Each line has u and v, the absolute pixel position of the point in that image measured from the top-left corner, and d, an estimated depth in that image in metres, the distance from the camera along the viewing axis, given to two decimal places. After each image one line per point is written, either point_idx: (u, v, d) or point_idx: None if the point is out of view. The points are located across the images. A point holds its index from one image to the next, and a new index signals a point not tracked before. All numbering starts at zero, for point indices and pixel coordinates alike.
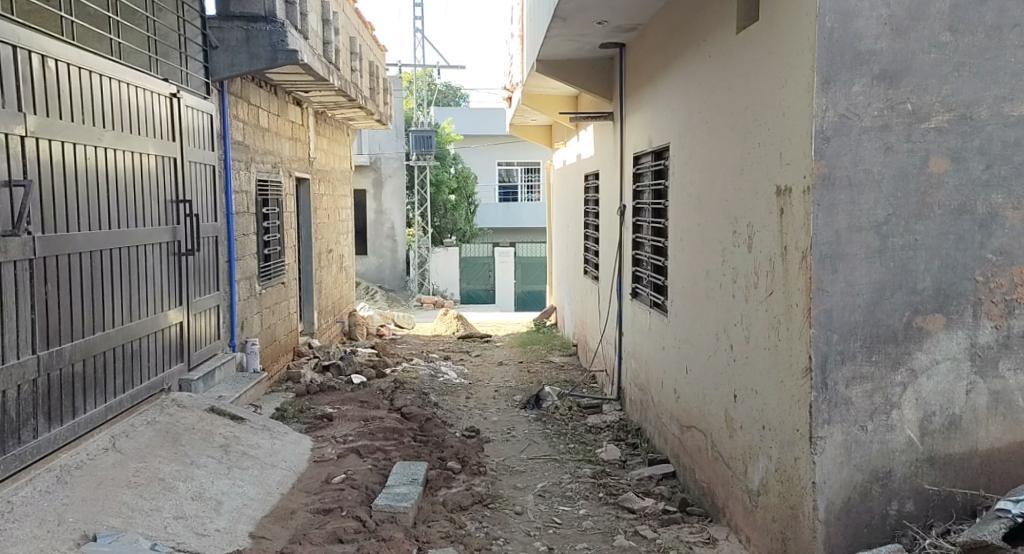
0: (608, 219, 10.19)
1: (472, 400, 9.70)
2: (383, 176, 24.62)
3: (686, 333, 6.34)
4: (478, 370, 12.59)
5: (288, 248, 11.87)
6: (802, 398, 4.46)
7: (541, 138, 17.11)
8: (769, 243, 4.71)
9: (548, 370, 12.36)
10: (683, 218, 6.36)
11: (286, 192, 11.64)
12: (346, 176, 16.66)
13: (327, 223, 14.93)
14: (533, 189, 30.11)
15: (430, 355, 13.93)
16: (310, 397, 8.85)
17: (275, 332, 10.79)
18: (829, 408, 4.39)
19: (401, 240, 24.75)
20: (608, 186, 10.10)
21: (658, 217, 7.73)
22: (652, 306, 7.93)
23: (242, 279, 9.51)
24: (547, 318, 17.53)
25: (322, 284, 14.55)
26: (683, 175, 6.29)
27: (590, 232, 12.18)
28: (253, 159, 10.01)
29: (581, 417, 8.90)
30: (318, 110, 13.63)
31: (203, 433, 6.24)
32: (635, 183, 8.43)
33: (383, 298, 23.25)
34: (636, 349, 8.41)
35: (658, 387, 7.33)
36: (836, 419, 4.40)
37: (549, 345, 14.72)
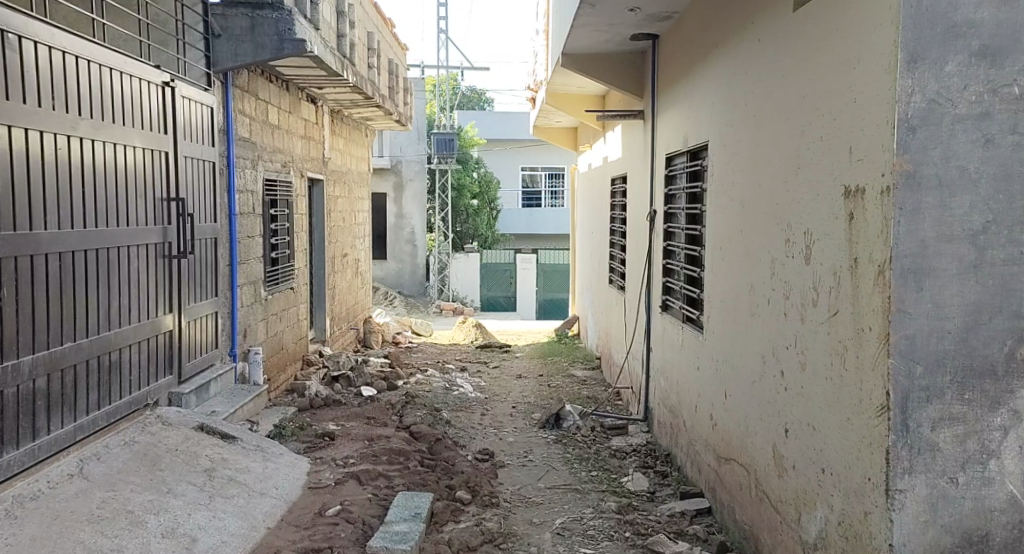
0: (636, 226, 9.53)
1: (488, 418, 9.06)
2: (404, 180, 24.12)
3: (725, 353, 5.68)
4: (496, 383, 11.93)
5: (299, 251, 11.26)
6: (875, 442, 3.78)
7: (567, 141, 16.47)
8: (832, 254, 4.05)
9: (571, 385, 11.69)
10: (724, 225, 5.71)
11: (298, 193, 11.04)
12: (363, 178, 16.07)
13: (343, 227, 14.33)
14: (557, 194, 29.46)
15: (446, 365, 13.29)
16: (313, 411, 8.23)
17: (280, 341, 10.19)
18: (910, 455, 3.71)
19: (421, 245, 24.20)
20: (637, 190, 9.44)
21: (694, 224, 7.10)
22: (685, 321, 7.29)
23: (245, 284, 8.87)
24: (570, 328, 16.86)
25: (336, 290, 13.96)
26: (724, 178, 5.63)
27: (617, 239, 11.53)
28: (264, 157, 9.39)
29: (606, 440, 8.26)
30: (333, 109, 13.02)
31: (185, 456, 5.65)
32: (669, 187, 7.81)
33: (401, 304, 22.69)
34: (667, 368, 7.76)
35: (693, 411, 6.67)
36: (918, 469, 3.72)
37: (571, 357, 14.05)
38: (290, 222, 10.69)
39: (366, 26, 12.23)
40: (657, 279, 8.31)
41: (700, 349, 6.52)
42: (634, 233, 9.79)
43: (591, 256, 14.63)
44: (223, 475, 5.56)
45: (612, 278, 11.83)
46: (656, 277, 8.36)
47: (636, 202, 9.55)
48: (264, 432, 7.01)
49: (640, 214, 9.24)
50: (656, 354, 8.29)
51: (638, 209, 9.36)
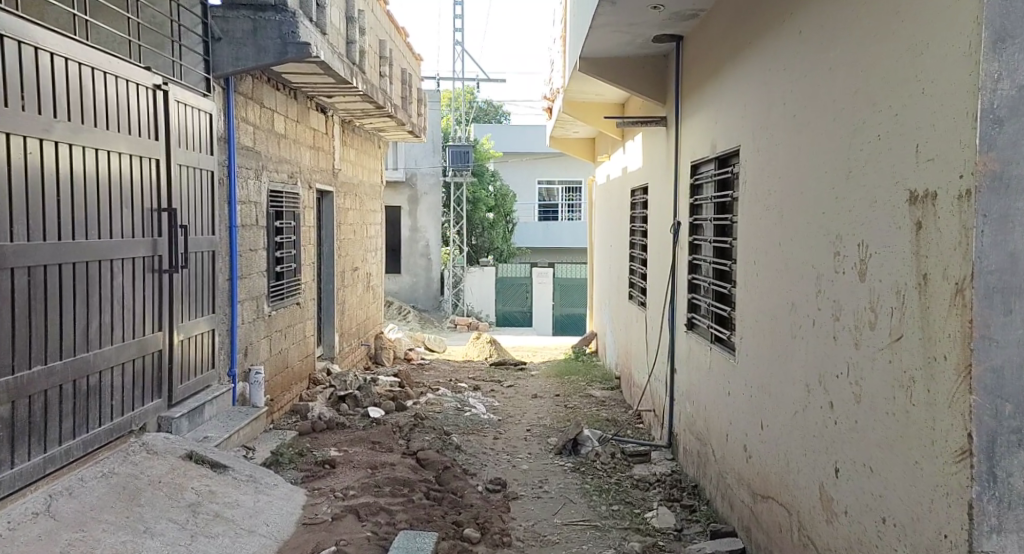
0: (659, 239, 9.06)
1: (500, 443, 8.56)
2: (418, 194, 23.70)
3: (765, 378, 5.19)
4: (510, 404, 11.44)
5: (306, 266, 10.80)
6: (952, 492, 3.27)
7: (585, 152, 16.01)
8: (895, 269, 3.55)
9: (588, 406, 11.17)
10: (760, 238, 5.22)
11: (307, 205, 10.56)
12: (375, 189, 15.63)
13: (354, 240, 13.86)
14: (574, 208, 28.99)
15: (459, 384, 12.80)
16: (315, 435, 7.76)
17: (285, 359, 9.73)
18: (998, 510, 3.18)
19: (435, 259, 23.79)
20: (659, 201, 8.96)
21: (722, 237, 6.66)
22: (712, 342, 6.87)
23: (247, 299, 8.30)
24: (588, 345, 16.34)
25: (346, 305, 13.51)
26: (760, 186, 5.14)
27: (637, 253, 11.03)
28: (270, 167, 8.89)
29: (627, 468, 7.83)
30: (344, 120, 12.57)
31: (169, 488, 5.19)
32: (693, 197, 7.40)
33: (415, 320, 22.26)
34: (696, 390, 7.28)
35: (727, 438, 6.19)
36: (1008, 527, 3.18)
37: (589, 376, 13.54)
38: (298, 235, 10.20)
39: (378, 34, 11.78)
40: (682, 295, 7.81)
41: (733, 372, 6.03)
42: (656, 246, 9.30)
43: (609, 270, 14.14)
44: (208, 511, 5.11)
45: (632, 293, 11.34)
46: (681, 293, 7.88)
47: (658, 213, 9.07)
48: (261, 459, 6.54)
49: (662, 227, 8.76)
50: (682, 375, 7.80)
51: (661, 221, 8.88)
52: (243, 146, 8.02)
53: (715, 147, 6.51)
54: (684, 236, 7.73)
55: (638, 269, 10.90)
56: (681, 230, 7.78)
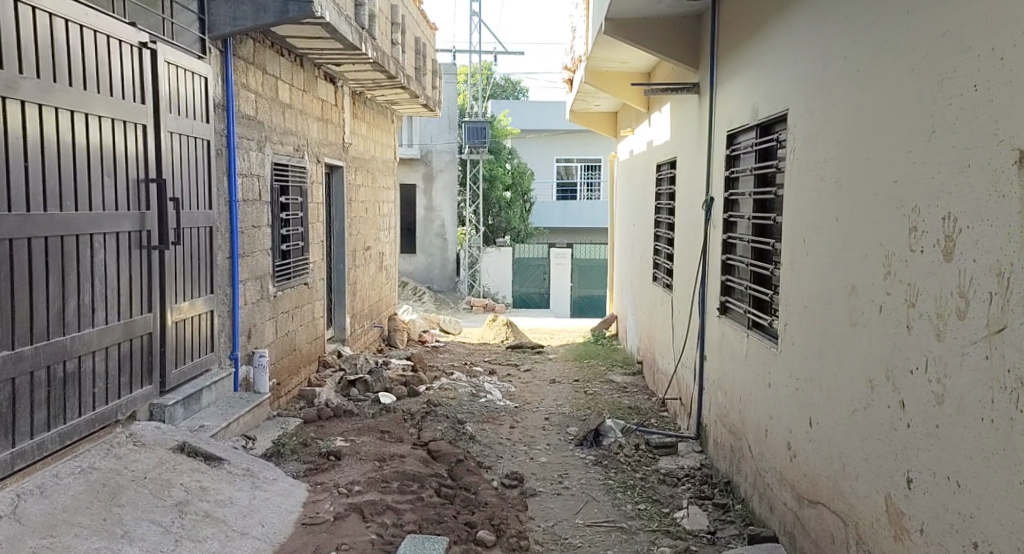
0: (687, 218, 8.59)
1: (518, 433, 8.05)
2: (434, 171, 23.20)
3: (815, 369, 4.75)
4: (527, 390, 10.94)
5: (315, 244, 10.30)
6: None
7: (606, 127, 15.47)
8: (997, 248, 3.13)
9: (610, 393, 10.65)
10: (813, 217, 4.81)
11: (315, 181, 10.04)
12: (389, 165, 15.14)
13: (366, 217, 13.38)
14: (594, 186, 28.43)
15: (474, 368, 12.30)
16: (322, 423, 7.25)
17: (292, 341, 9.24)
18: None
19: (451, 238, 23.31)
20: (690, 177, 8.48)
21: (766, 212, 6.18)
22: (751, 327, 6.33)
23: (249, 279, 7.78)
24: (608, 328, 15.80)
25: (358, 286, 13.04)
26: (816, 160, 4.73)
27: (663, 232, 10.47)
28: (274, 139, 8.40)
29: (652, 462, 7.33)
30: (355, 91, 12.08)
31: (156, 485, 4.71)
32: (731, 168, 6.92)
33: (430, 301, 21.80)
34: (731, 379, 6.77)
35: (770, 433, 5.67)
36: None
37: (609, 360, 13.03)
38: (306, 211, 9.68)
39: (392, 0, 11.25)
40: (714, 277, 7.33)
41: (776, 362, 5.55)
42: (684, 225, 8.81)
43: (631, 250, 13.60)
44: (198, 510, 4.63)
45: (657, 274, 10.82)
46: (712, 274, 7.41)
47: (687, 191, 8.59)
48: (259, 452, 6.03)
49: (692, 204, 8.24)
50: (715, 362, 7.26)
51: (690, 199, 8.39)
52: (245, 114, 7.54)
53: (766, 112, 5.95)
54: (717, 214, 7.26)
55: (664, 248, 10.36)
56: (715, 206, 7.30)
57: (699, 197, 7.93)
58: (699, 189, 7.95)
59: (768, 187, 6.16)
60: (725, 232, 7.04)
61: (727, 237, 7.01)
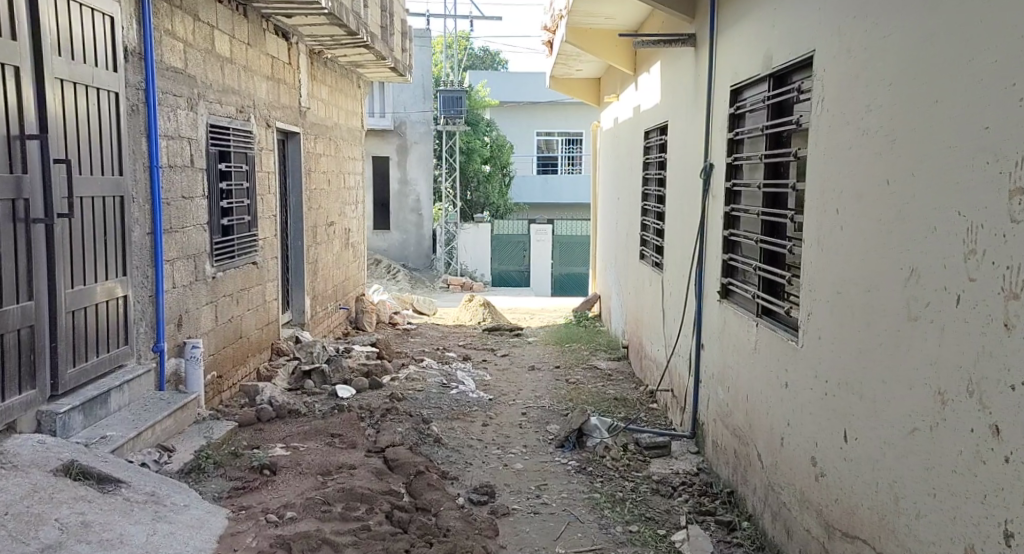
0: (681, 191, 7.63)
1: (491, 432, 7.07)
2: (408, 143, 22.14)
3: (848, 369, 3.88)
4: (504, 379, 9.99)
5: (263, 218, 9.33)
6: None
7: (589, 95, 14.48)
8: None
9: (593, 381, 9.71)
10: (842, 180, 3.97)
11: (262, 147, 9.29)
12: (354, 134, 14.24)
13: (328, 190, 12.41)
14: (575, 161, 27.47)
15: (445, 354, 11.33)
16: (261, 427, 6.23)
17: (237, 328, 8.28)
18: None
19: (427, 214, 22.32)
20: (683, 144, 7.52)
21: (779, 177, 5.23)
22: (760, 313, 5.36)
23: (178, 258, 6.91)
24: (591, 308, 14.85)
25: (320, 264, 12.09)
26: (850, 110, 3.87)
27: (652, 205, 9.50)
28: (209, 97, 7.58)
29: (643, 466, 6.37)
30: (314, 49, 11.29)
31: (19, 523, 3.73)
32: (733, 129, 5.97)
33: (405, 280, 20.82)
34: (735, 375, 5.78)
35: (789, 444, 4.68)
36: None
37: (593, 344, 12.09)
38: (252, 181, 8.84)
39: None
40: (712, 256, 6.38)
41: (795, 360, 4.60)
42: (677, 199, 7.85)
43: (616, 226, 12.59)
44: None
45: (645, 253, 9.86)
46: (709, 253, 6.46)
47: (681, 158, 7.63)
48: (166, 472, 4.95)
49: (687, 173, 7.26)
50: (715, 354, 6.28)
51: (684, 168, 7.42)
52: (171, 66, 6.71)
53: (784, 58, 4.95)
54: (716, 183, 6.31)
55: (653, 224, 9.38)
56: (715, 174, 6.34)
57: (695, 165, 6.96)
58: (695, 156, 6.97)
59: (783, 147, 5.16)
60: (727, 204, 6.07)
61: (730, 208, 6.01)
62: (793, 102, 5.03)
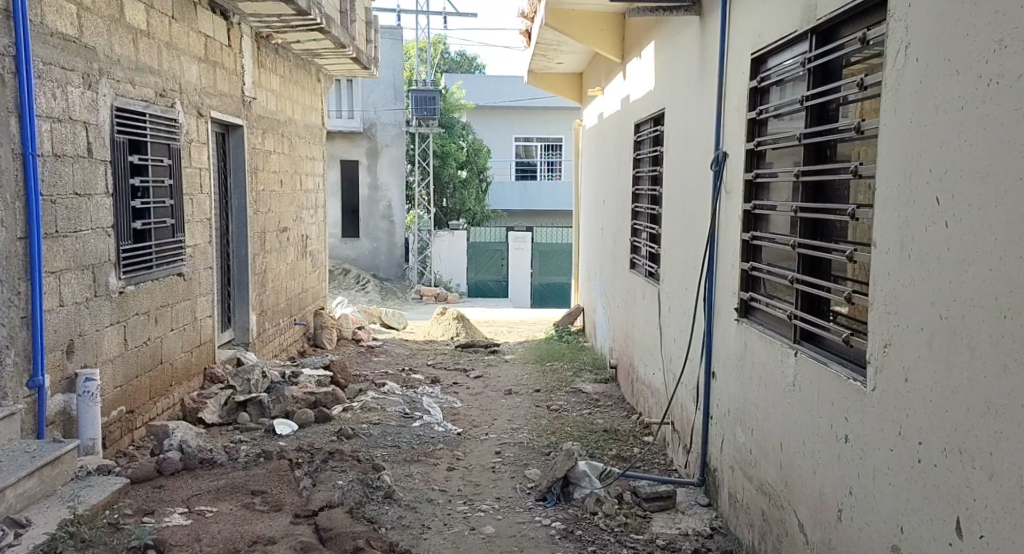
0: (682, 190, 6.38)
1: (456, 480, 5.80)
2: (378, 146, 20.89)
3: (966, 421, 2.98)
4: (476, 405, 8.73)
5: (193, 220, 8.07)
6: None
7: (570, 90, 13.26)
8: None
9: (578, 408, 8.43)
10: (954, 154, 3.06)
11: (195, 140, 8.15)
12: (313, 134, 13.03)
13: (280, 193, 11.18)
14: (555, 167, 26.26)
15: (411, 376, 10.03)
16: (162, 484, 4.97)
17: (153, 356, 7.12)
18: None
19: (399, 222, 21.07)
20: (684, 134, 6.27)
21: (819, 162, 4.02)
22: (796, 339, 4.08)
23: (70, 268, 5.76)
24: (573, 323, 13.57)
25: (270, 277, 10.85)
26: (966, 58, 3.00)
27: (643, 206, 8.27)
28: (116, 74, 6.42)
29: (644, 523, 5.09)
30: (261, 35, 10.12)
31: None
32: (756, 107, 4.71)
33: (375, 291, 19.52)
34: (758, 413, 4.47)
35: (865, 515, 3.46)
36: None
37: (576, 363, 10.83)
38: (178, 178, 7.60)
39: None
40: (724, 268, 5.14)
41: (870, 405, 3.43)
42: (676, 201, 6.59)
43: (600, 231, 11.33)
44: None
45: (635, 261, 8.62)
46: (720, 264, 5.23)
47: (682, 151, 6.38)
48: None
49: (692, 167, 6.01)
50: (731, 387, 4.97)
51: (686, 164, 6.18)
52: (57, 31, 5.61)
53: (837, 2, 3.72)
54: (729, 179, 5.07)
55: (644, 229, 8.16)
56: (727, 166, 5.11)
57: (701, 157, 5.73)
58: (701, 146, 5.75)
59: (830, 121, 3.92)
60: (746, 201, 4.78)
61: (752, 205, 4.74)
62: (845, 65, 3.81)
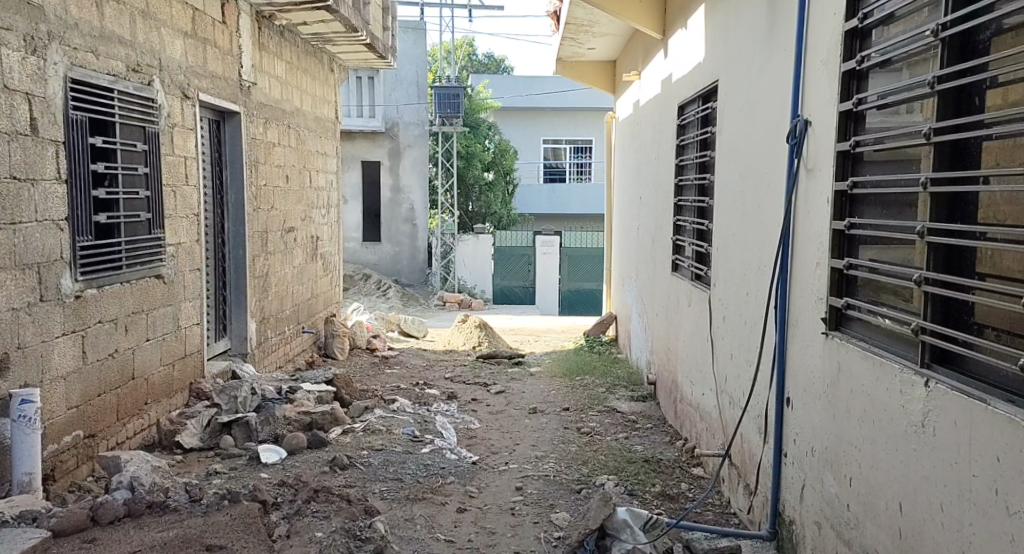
0: (743, 173, 5.31)
1: (466, 528, 4.81)
2: (400, 147, 19.93)
3: None
4: (496, 427, 7.70)
5: (178, 216, 7.08)
6: None
7: (603, 81, 12.19)
8: None
9: (612, 431, 7.36)
10: None
11: (178, 126, 7.07)
12: (325, 128, 12.07)
13: (286, 190, 10.22)
14: (584, 170, 25.20)
15: (425, 392, 9.03)
16: (95, 536, 4.14)
17: (124, 370, 6.15)
18: None
19: (421, 225, 20.07)
20: (746, 105, 5.20)
21: (957, 111, 3.16)
22: (924, 363, 3.23)
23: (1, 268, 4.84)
24: (605, 332, 12.48)
25: (274, 281, 9.88)
26: None
27: (687, 198, 7.21)
28: (74, 41, 5.46)
29: None
30: (263, 15, 9.15)
31: None
32: (857, 53, 3.69)
33: (396, 298, 18.57)
34: (865, 459, 3.52)
35: None
36: None
37: (608, 377, 9.77)
38: (156, 166, 6.60)
39: None
40: (808, 266, 4.09)
41: None
42: (735, 186, 5.52)
43: (635, 232, 10.27)
44: None
45: (678, 263, 7.57)
46: (800, 263, 4.19)
47: (743, 126, 5.30)
48: None
49: (757, 146, 4.96)
50: (818, 418, 3.95)
51: (749, 141, 5.12)
52: None
53: None
54: (817, 154, 4.03)
55: (688, 224, 7.12)
56: (814, 139, 4.06)
57: (771, 131, 4.67)
58: (770, 119, 4.69)
59: (978, 57, 3.06)
60: (845, 178, 3.76)
61: (853, 183, 3.72)
62: None
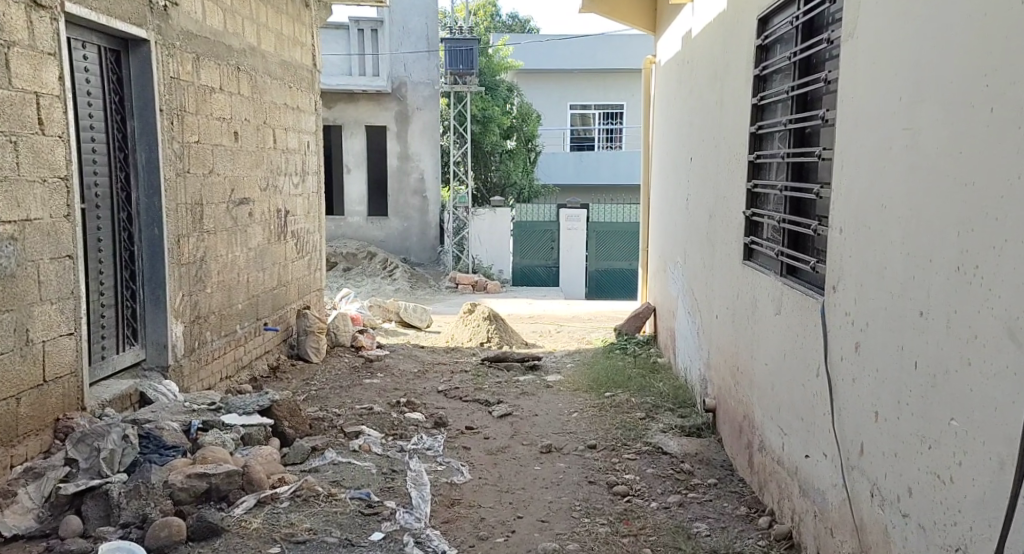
0: (876, 109, 3.35)
1: None
2: (408, 109, 17.51)
3: None
4: (491, 478, 5.43)
5: (23, 177, 4.86)
6: None
7: (641, 16, 9.81)
8: None
9: (660, 493, 5.01)
10: None
11: (20, 45, 4.83)
12: (299, 76, 9.80)
13: (234, 150, 7.96)
14: (614, 137, 22.74)
15: (405, 416, 6.74)
16: None
17: None
18: None
19: (432, 197, 17.73)
20: (889, 2, 3.28)
21: None
22: None
23: None
24: (641, 329, 10.09)
25: (216, 267, 7.64)
26: None
27: (773, 152, 4.81)
28: None
29: None
30: None
31: None
32: None
33: (403, 279, 16.30)
34: None
35: None
36: None
37: (648, 394, 7.44)
38: None
39: None
40: None
41: None
42: (863, 132, 3.46)
43: (682, 203, 7.93)
44: None
45: (754, 250, 5.19)
46: None
47: (876, 36, 3.36)
48: None
49: (945, 59, 2.93)
50: None
51: (917, 52, 3.09)
52: None
53: None
54: None
55: (774, 188, 4.73)
56: None
57: (981, 25, 2.77)
58: (975, 8, 2.80)
59: None
60: None
61: None
62: None
